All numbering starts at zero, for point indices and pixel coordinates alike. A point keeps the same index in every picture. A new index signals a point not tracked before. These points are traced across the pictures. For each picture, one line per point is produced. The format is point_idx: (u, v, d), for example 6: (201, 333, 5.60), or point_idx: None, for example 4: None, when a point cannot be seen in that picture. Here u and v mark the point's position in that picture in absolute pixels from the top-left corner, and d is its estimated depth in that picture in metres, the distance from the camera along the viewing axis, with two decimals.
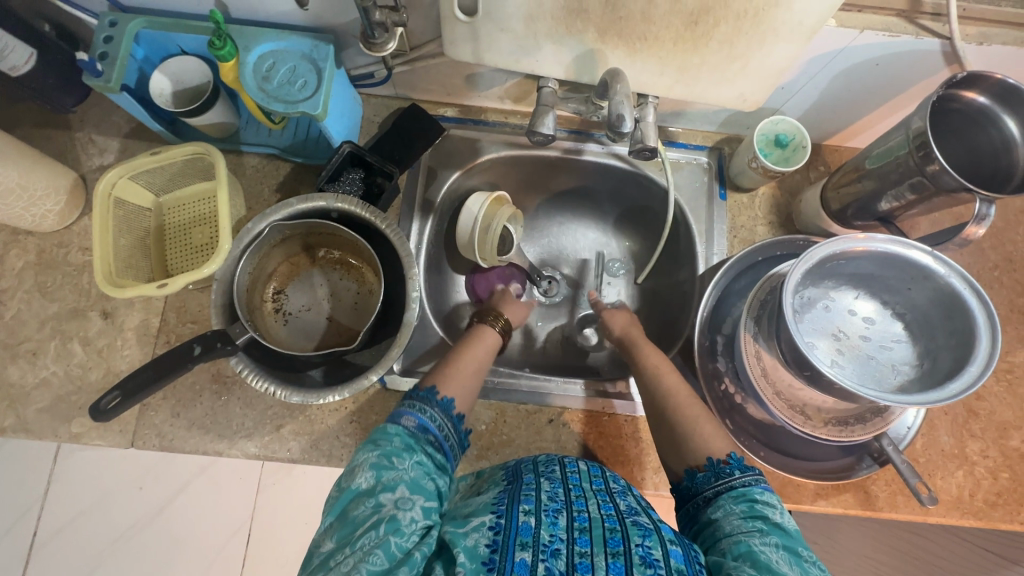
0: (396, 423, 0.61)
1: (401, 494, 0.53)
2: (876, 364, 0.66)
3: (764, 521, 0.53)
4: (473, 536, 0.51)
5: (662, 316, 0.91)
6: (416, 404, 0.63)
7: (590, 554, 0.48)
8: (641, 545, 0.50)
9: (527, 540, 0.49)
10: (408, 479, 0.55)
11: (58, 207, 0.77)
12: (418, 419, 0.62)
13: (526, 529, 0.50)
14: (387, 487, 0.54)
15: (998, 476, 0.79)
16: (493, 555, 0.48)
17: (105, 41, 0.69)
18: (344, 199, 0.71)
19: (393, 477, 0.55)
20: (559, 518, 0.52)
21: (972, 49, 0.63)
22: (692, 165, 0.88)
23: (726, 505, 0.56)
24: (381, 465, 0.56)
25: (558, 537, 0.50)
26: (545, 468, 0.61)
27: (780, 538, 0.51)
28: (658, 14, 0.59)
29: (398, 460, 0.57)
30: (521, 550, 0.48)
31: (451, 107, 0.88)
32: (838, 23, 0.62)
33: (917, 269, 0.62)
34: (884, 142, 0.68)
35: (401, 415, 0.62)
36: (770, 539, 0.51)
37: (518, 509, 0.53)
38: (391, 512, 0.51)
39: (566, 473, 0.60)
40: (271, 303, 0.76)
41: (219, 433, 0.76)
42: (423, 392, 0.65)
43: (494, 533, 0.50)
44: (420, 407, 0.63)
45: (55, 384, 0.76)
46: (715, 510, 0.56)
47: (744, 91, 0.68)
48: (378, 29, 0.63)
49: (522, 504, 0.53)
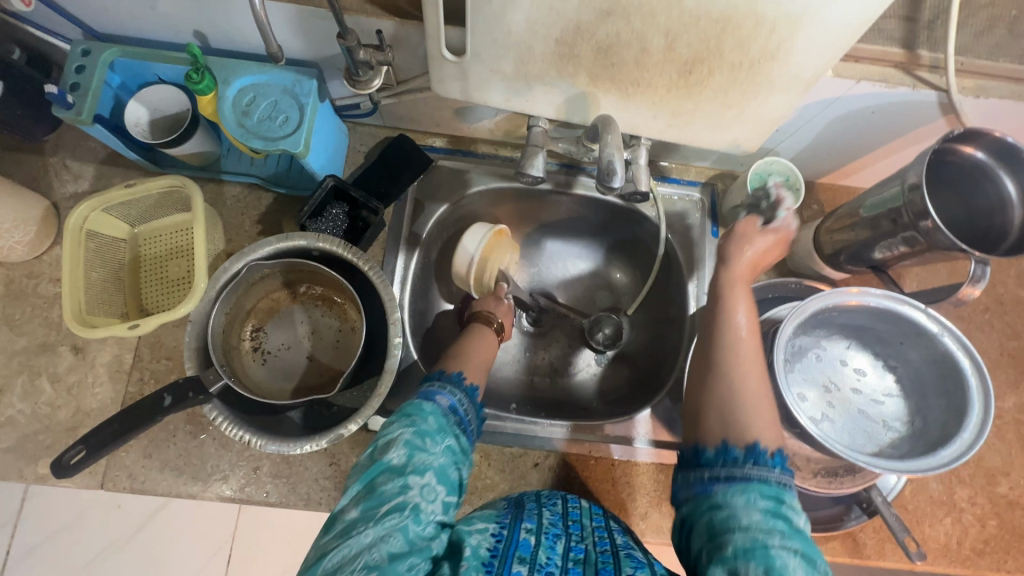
0: (430, 401, 0.57)
1: (428, 482, 0.50)
2: (867, 419, 0.65)
3: (785, 522, 0.46)
4: (476, 536, 0.53)
5: (651, 353, 0.89)
6: (447, 387, 0.59)
7: None
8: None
9: (525, 556, 0.51)
10: (438, 464, 0.52)
11: (27, 238, 0.74)
12: (450, 401, 0.58)
13: (526, 545, 0.52)
14: (417, 470, 0.50)
15: (986, 524, 0.78)
16: (493, 560, 0.50)
17: (77, 71, 0.66)
18: (326, 239, 0.68)
19: (425, 461, 0.51)
20: (557, 544, 0.54)
21: (969, 101, 0.62)
22: (685, 202, 0.87)
23: (749, 491, 0.48)
24: (414, 444, 0.52)
25: (553, 561, 0.51)
26: (548, 501, 0.62)
27: (802, 546, 0.45)
28: (652, 62, 0.58)
29: (431, 442, 0.53)
30: (519, 563, 0.50)
31: (440, 137, 0.87)
32: (835, 74, 0.60)
33: (911, 325, 0.61)
34: (879, 191, 0.67)
35: (434, 393, 0.58)
36: (792, 544, 0.45)
37: (520, 526, 0.55)
38: (417, 500, 0.49)
39: (568, 508, 0.61)
40: (249, 342, 0.74)
41: (193, 475, 0.73)
42: (454, 377, 0.61)
43: (496, 541, 0.53)
44: (451, 390, 0.59)
45: (22, 423, 0.73)
46: (733, 498, 0.48)
47: (738, 137, 0.66)
48: (362, 67, 0.62)
49: (525, 522, 0.56)
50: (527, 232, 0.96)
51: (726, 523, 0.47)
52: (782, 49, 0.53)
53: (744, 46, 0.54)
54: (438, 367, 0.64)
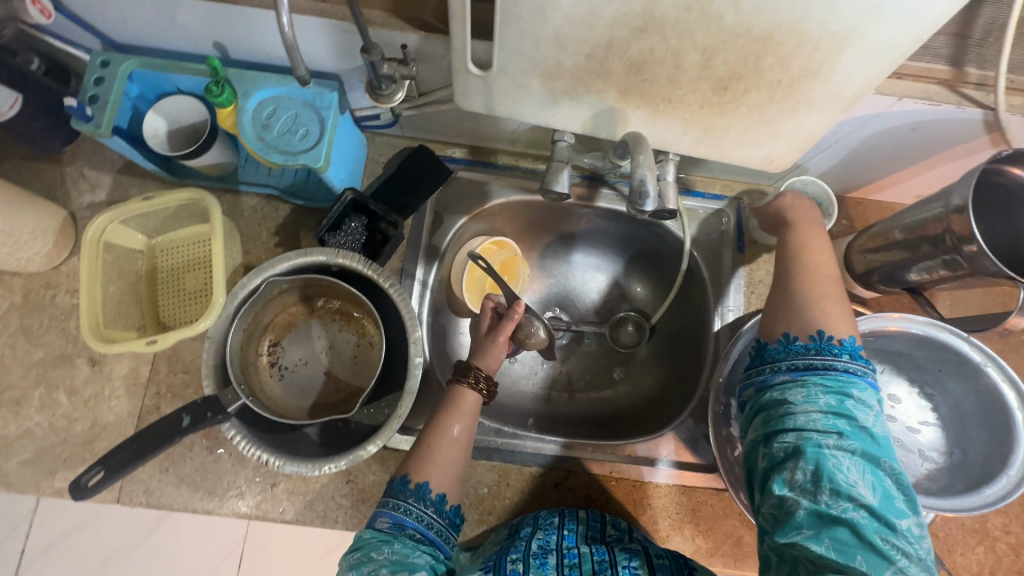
0: (370, 527, 0.58)
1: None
2: (902, 449, 0.62)
3: (844, 418, 0.46)
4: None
5: (673, 370, 0.87)
6: (390, 501, 0.59)
7: None
8: (626, 566, 0.56)
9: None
10: (390, 562, 0.53)
11: (45, 249, 0.74)
12: (391, 516, 0.59)
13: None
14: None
15: (1019, 553, 0.76)
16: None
17: (96, 83, 0.64)
18: (346, 255, 0.67)
19: (373, 567, 0.52)
20: (548, 559, 0.57)
21: (1017, 119, 0.60)
22: (710, 215, 0.85)
23: (810, 387, 0.49)
24: (360, 562, 0.54)
25: None
26: (546, 520, 0.65)
27: (859, 445, 0.45)
28: (685, 79, 0.56)
29: (376, 553, 0.54)
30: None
31: (460, 147, 0.85)
32: (877, 91, 0.58)
33: (953, 353, 0.58)
34: (918, 211, 0.64)
35: (375, 517, 0.59)
36: (847, 443, 0.45)
37: (507, 559, 0.57)
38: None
39: (564, 520, 0.65)
40: (266, 358, 0.73)
41: (209, 490, 0.72)
42: (396, 484, 0.61)
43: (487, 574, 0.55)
44: (394, 503, 0.59)
45: (39, 435, 0.72)
46: (794, 394, 0.49)
47: (772, 154, 0.64)
48: (386, 80, 0.60)
49: (510, 555, 0.58)
50: (546, 243, 0.94)
51: (785, 418, 0.49)
52: (825, 67, 0.51)
53: (784, 65, 0.52)
54: (392, 475, 0.63)
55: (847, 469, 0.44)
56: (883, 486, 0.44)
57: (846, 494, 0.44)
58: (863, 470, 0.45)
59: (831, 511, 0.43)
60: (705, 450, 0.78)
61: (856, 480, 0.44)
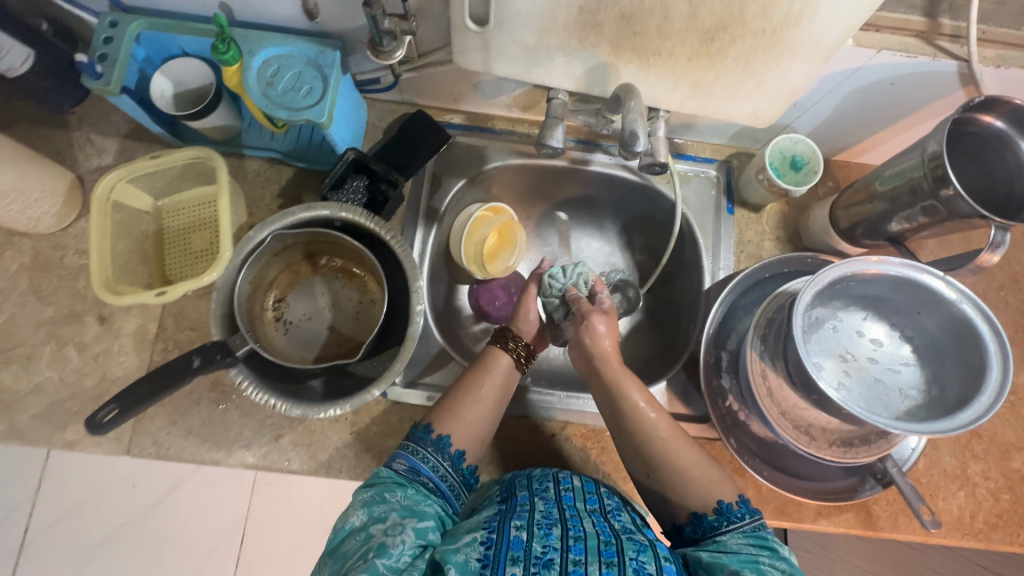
0: (387, 467, 0.61)
1: (391, 522, 0.53)
2: (883, 388, 0.66)
3: (773, 552, 0.54)
4: (464, 551, 0.52)
5: (666, 331, 0.90)
6: (410, 446, 0.63)
7: (584, 563, 0.50)
8: (635, 559, 0.51)
9: (518, 554, 0.51)
10: (401, 507, 0.55)
11: (54, 210, 0.76)
12: (409, 462, 0.61)
13: (518, 543, 0.52)
14: (378, 519, 0.54)
15: (998, 498, 0.79)
16: (485, 569, 0.50)
17: (105, 42, 0.67)
18: (349, 209, 0.70)
19: (384, 510, 0.55)
20: (553, 530, 0.54)
21: (990, 71, 0.63)
22: (701, 178, 0.87)
23: (736, 543, 0.55)
24: (372, 500, 0.56)
25: (552, 547, 0.52)
26: (540, 486, 0.64)
27: (789, 567, 0.53)
28: (674, 30, 0.58)
29: (389, 495, 0.57)
30: (513, 565, 0.50)
31: (458, 113, 0.87)
32: (856, 43, 0.61)
33: (929, 294, 0.61)
34: (896, 163, 0.68)
35: (394, 458, 0.62)
36: (777, 563, 0.53)
37: (510, 524, 0.55)
38: (379, 541, 0.52)
39: (560, 491, 0.63)
40: (271, 312, 0.75)
41: (217, 442, 0.74)
42: (418, 432, 0.64)
43: (486, 549, 0.52)
44: (413, 448, 0.62)
45: (50, 389, 0.74)
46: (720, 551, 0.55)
47: (757, 108, 0.67)
48: (386, 37, 0.62)
49: (515, 520, 0.55)
50: (542, 209, 0.96)
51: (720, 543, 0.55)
52: (806, 15, 0.54)
53: (767, 14, 0.55)
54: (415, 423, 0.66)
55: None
56: None
57: None
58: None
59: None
60: (697, 401, 0.81)
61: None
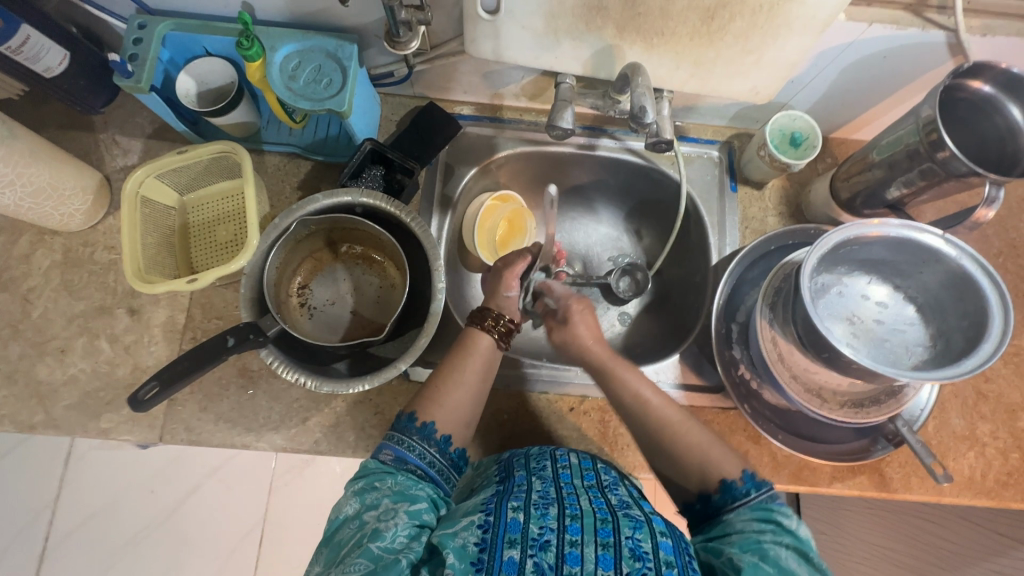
0: (375, 458, 0.60)
1: (384, 508, 0.53)
2: (890, 346, 0.68)
3: (778, 526, 0.54)
4: (462, 535, 0.51)
5: (676, 308, 0.93)
6: (395, 436, 0.61)
7: (581, 544, 0.49)
8: (631, 537, 0.51)
9: (516, 537, 0.50)
10: (393, 492, 0.55)
11: (85, 207, 0.79)
12: (396, 451, 0.60)
13: (515, 526, 0.51)
14: (371, 506, 0.54)
15: (1008, 457, 0.80)
16: (482, 554, 0.48)
17: (134, 43, 0.70)
18: (370, 194, 0.73)
19: (376, 497, 0.55)
20: (549, 510, 0.53)
21: (976, 40, 0.66)
22: (703, 159, 0.90)
23: (745, 526, 0.55)
24: (364, 490, 0.56)
25: (548, 529, 0.51)
26: (537, 465, 0.64)
27: (793, 542, 0.52)
28: (676, 10, 0.62)
29: (380, 483, 0.56)
30: (510, 548, 0.49)
31: (467, 105, 0.91)
32: (848, 17, 0.64)
33: (929, 252, 0.64)
34: (892, 132, 0.71)
35: (380, 448, 0.61)
36: (781, 539, 0.52)
37: (507, 506, 0.54)
38: (372, 527, 0.52)
39: (557, 469, 0.62)
40: (296, 298, 0.78)
41: (246, 426, 0.76)
42: (402, 420, 0.63)
43: (483, 532, 0.51)
44: (399, 438, 0.61)
45: (84, 380, 0.77)
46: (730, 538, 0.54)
47: (757, 84, 0.71)
48: (402, 27, 0.66)
49: (512, 501, 0.55)
50: (551, 197, 0.99)
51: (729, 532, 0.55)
52: None
53: None
54: (399, 412, 0.65)
55: (783, 556, 0.51)
56: (818, 570, 0.51)
57: None
58: (798, 559, 0.51)
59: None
60: (709, 372, 0.83)
61: (795, 567, 0.51)
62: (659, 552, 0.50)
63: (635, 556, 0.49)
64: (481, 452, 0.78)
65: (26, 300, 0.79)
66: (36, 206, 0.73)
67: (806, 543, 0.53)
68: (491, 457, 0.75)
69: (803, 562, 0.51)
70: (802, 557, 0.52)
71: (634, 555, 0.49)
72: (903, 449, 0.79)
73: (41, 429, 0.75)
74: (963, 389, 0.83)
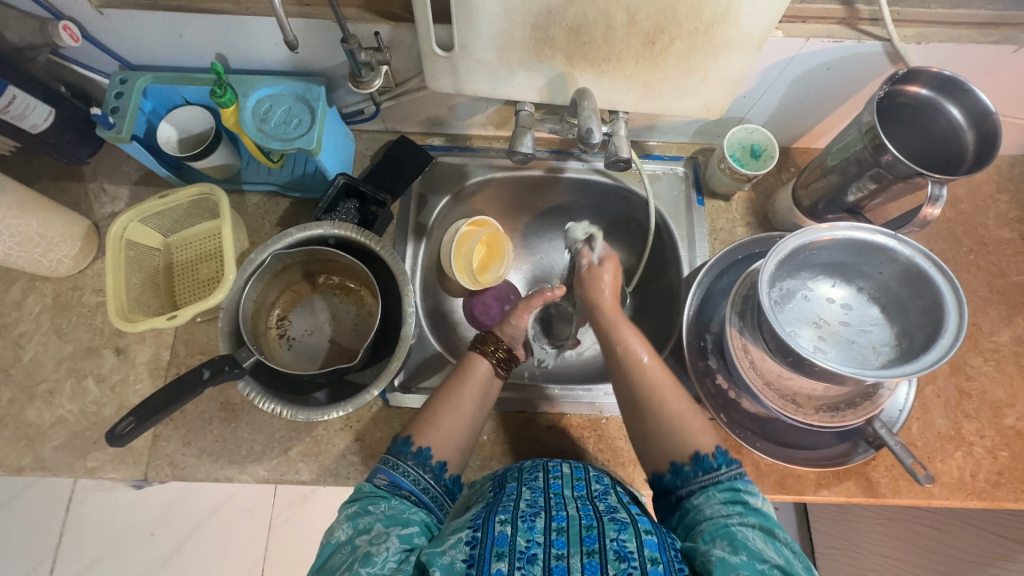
0: (370, 481, 0.60)
1: (376, 532, 0.53)
2: (858, 348, 0.69)
3: (745, 507, 0.54)
4: (450, 553, 0.50)
5: (654, 322, 0.93)
6: (390, 460, 0.61)
7: (567, 556, 0.49)
8: (616, 540, 0.50)
9: (503, 550, 0.49)
10: (384, 517, 0.55)
11: (73, 252, 0.82)
12: (391, 476, 0.60)
13: (502, 539, 0.50)
14: (362, 531, 0.54)
15: (997, 455, 0.79)
16: (471, 569, 0.48)
17: (116, 97, 0.75)
18: (341, 226, 0.75)
19: (368, 521, 0.55)
20: (536, 522, 0.53)
21: (912, 47, 0.69)
22: (670, 175, 0.93)
23: (711, 495, 0.56)
24: (357, 514, 0.56)
25: (535, 542, 0.50)
26: (529, 476, 0.63)
27: (758, 521, 0.53)
28: (618, 38, 0.65)
29: (373, 507, 0.57)
30: (498, 561, 0.48)
31: (438, 137, 0.94)
32: (785, 34, 0.68)
33: (883, 251, 0.65)
34: (841, 138, 0.73)
35: (375, 473, 0.61)
36: (747, 519, 0.53)
37: (495, 520, 0.53)
38: (363, 551, 0.52)
39: (549, 479, 0.61)
40: (275, 330, 0.81)
41: (229, 459, 0.77)
42: (398, 444, 0.62)
43: (471, 549, 0.50)
44: (393, 462, 0.61)
45: (72, 421, 0.78)
46: (705, 512, 0.55)
47: (706, 100, 0.73)
48: (364, 68, 0.69)
49: (499, 515, 0.54)
50: (527, 221, 1.02)
51: (698, 517, 0.56)
52: (731, 12, 0.61)
53: (696, 14, 0.62)
54: (395, 436, 0.64)
55: (755, 542, 0.50)
56: (782, 550, 0.51)
57: (760, 558, 0.49)
58: (765, 540, 0.51)
59: (745, 565, 0.48)
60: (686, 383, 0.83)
61: (762, 546, 0.50)
62: (644, 550, 0.50)
63: (620, 558, 0.49)
64: (462, 474, 0.78)
65: (17, 345, 0.82)
66: (25, 254, 0.77)
67: (771, 523, 0.53)
68: (482, 477, 0.75)
69: (769, 541, 0.51)
70: (767, 534, 0.52)
71: (620, 557, 0.49)
72: (888, 452, 0.78)
73: (29, 471, 0.76)
74: (944, 388, 0.82)
